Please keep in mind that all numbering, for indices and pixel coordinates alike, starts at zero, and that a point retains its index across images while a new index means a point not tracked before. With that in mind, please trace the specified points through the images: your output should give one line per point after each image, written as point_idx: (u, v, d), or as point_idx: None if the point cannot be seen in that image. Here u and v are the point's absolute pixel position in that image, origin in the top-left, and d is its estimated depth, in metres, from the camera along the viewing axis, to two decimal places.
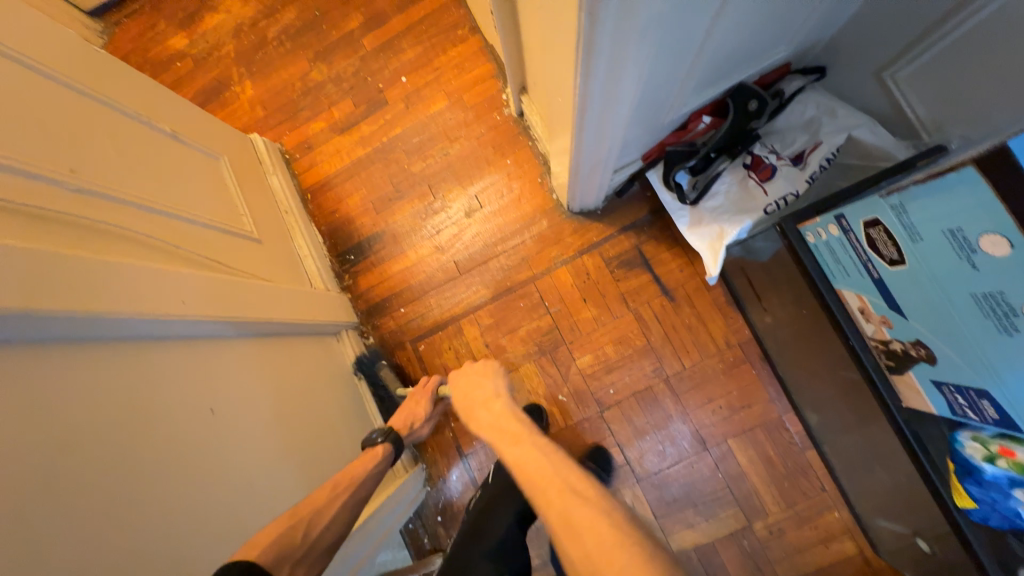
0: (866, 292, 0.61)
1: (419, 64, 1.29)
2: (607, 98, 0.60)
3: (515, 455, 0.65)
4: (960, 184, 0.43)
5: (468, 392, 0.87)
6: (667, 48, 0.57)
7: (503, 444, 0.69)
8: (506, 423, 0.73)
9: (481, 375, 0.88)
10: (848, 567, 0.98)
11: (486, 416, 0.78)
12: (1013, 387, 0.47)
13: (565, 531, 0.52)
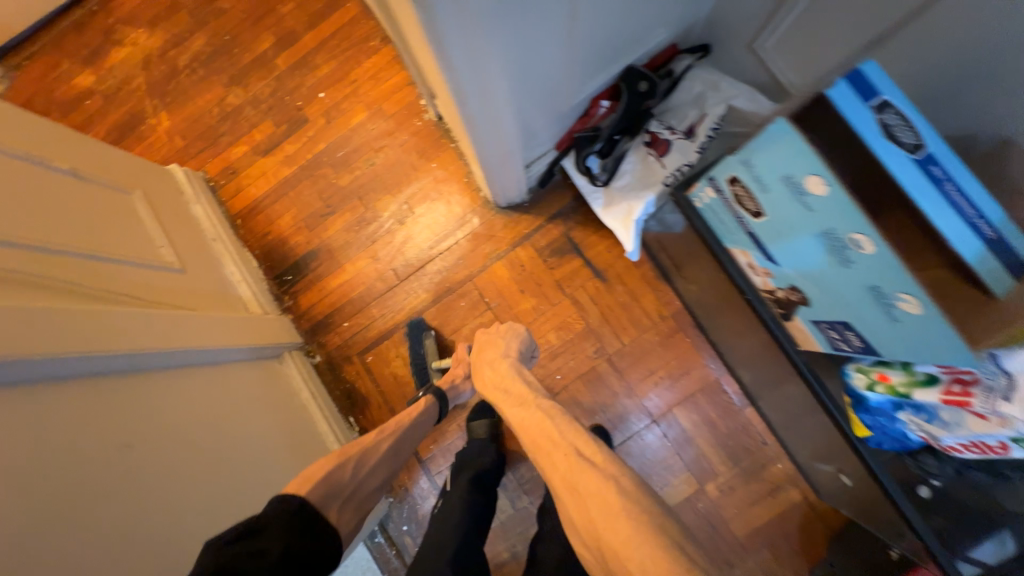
0: (747, 247, 0.64)
1: (335, 78, 1.30)
2: (480, 88, 0.62)
3: (518, 416, 0.72)
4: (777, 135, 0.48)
5: (481, 354, 0.92)
6: (529, 35, 0.60)
7: (507, 407, 0.76)
8: (511, 386, 0.79)
9: (495, 339, 0.94)
10: (794, 513, 1.02)
11: (493, 377, 0.83)
12: (865, 314, 0.50)
13: (571, 495, 0.56)
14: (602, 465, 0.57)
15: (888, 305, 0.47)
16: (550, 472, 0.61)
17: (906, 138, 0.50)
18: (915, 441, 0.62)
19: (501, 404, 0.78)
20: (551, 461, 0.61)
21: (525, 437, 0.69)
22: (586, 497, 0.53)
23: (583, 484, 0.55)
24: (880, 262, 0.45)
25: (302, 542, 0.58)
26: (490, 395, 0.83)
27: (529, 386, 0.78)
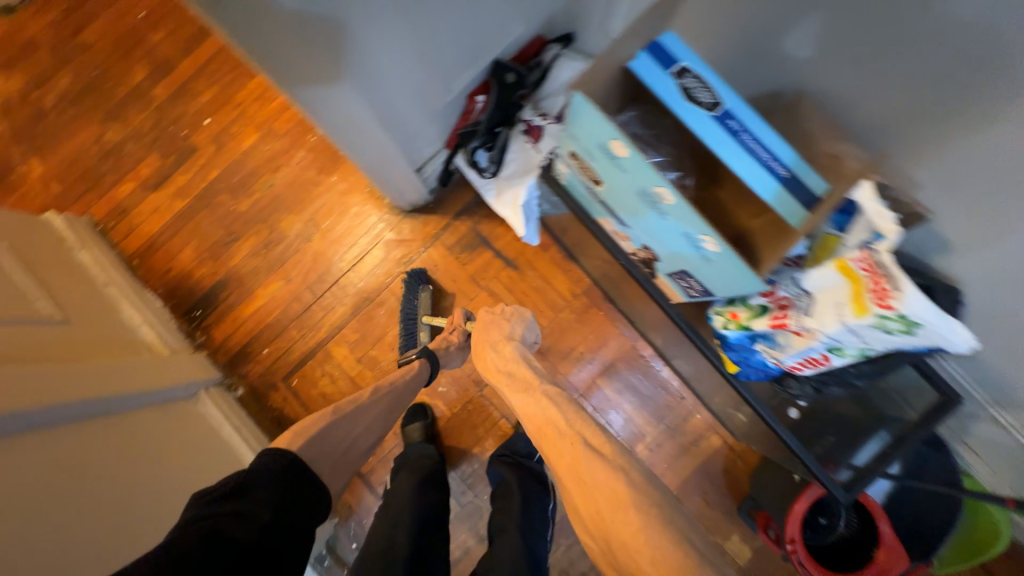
0: (605, 215, 0.69)
1: (219, 103, 1.26)
2: (312, 81, 0.65)
3: (524, 403, 0.70)
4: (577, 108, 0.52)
5: (481, 333, 0.88)
6: (353, 33, 0.63)
7: (513, 394, 0.73)
8: (513, 370, 0.76)
9: (499, 318, 0.88)
10: (718, 458, 1.10)
11: (495, 360, 0.80)
12: (690, 259, 0.56)
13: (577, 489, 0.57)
14: (608, 453, 0.58)
15: (699, 246, 0.52)
16: (556, 460, 0.61)
17: (703, 99, 0.56)
18: (769, 368, 0.69)
19: (504, 389, 0.75)
20: (557, 448, 0.61)
21: (532, 425, 0.68)
22: (595, 483, 0.55)
23: (590, 475, 0.56)
24: (680, 209, 0.50)
25: (292, 496, 0.62)
26: (492, 379, 0.80)
27: (534, 371, 0.75)
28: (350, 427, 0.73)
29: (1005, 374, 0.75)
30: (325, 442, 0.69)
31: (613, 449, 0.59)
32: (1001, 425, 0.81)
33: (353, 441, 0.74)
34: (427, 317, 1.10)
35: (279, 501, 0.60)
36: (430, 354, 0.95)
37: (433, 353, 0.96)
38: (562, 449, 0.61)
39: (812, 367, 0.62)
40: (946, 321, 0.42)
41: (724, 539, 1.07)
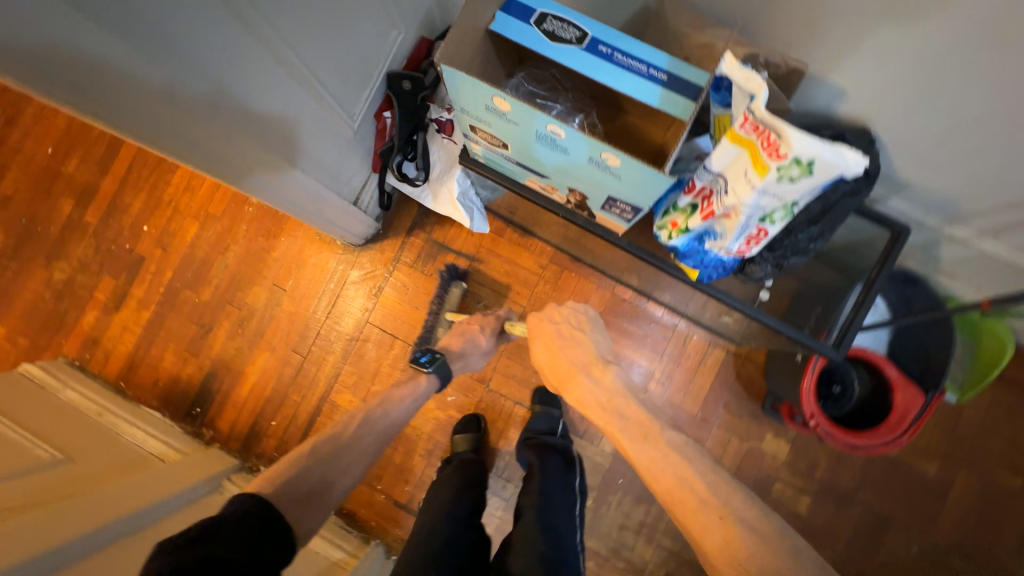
0: (528, 174, 0.72)
1: (151, 208, 1.27)
2: (207, 145, 0.69)
3: (640, 441, 0.73)
4: (449, 79, 0.54)
5: (566, 358, 0.88)
6: (229, 88, 0.65)
7: (625, 432, 0.75)
8: (618, 405, 0.79)
9: (591, 342, 0.89)
10: (728, 368, 1.12)
11: (599, 393, 0.82)
12: (606, 182, 0.58)
13: (704, 533, 0.60)
14: (728, 497, 0.62)
15: (606, 167, 0.54)
16: (689, 511, 0.63)
17: (567, 35, 0.59)
18: (724, 261, 0.71)
19: (608, 424, 0.78)
20: (693, 496, 0.63)
21: (649, 466, 0.70)
22: (746, 541, 0.57)
23: (715, 524, 0.59)
24: (575, 138, 0.52)
25: (262, 528, 0.59)
26: (590, 410, 0.81)
27: (641, 409, 0.78)
28: (331, 465, 0.73)
29: (942, 192, 0.78)
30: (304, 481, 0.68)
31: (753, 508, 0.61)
32: (957, 240, 0.85)
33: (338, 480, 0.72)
34: (449, 316, 1.13)
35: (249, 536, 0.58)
36: (443, 372, 0.93)
37: (447, 366, 0.94)
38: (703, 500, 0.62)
39: (756, 244, 0.64)
40: (834, 148, 0.45)
41: (759, 440, 1.09)
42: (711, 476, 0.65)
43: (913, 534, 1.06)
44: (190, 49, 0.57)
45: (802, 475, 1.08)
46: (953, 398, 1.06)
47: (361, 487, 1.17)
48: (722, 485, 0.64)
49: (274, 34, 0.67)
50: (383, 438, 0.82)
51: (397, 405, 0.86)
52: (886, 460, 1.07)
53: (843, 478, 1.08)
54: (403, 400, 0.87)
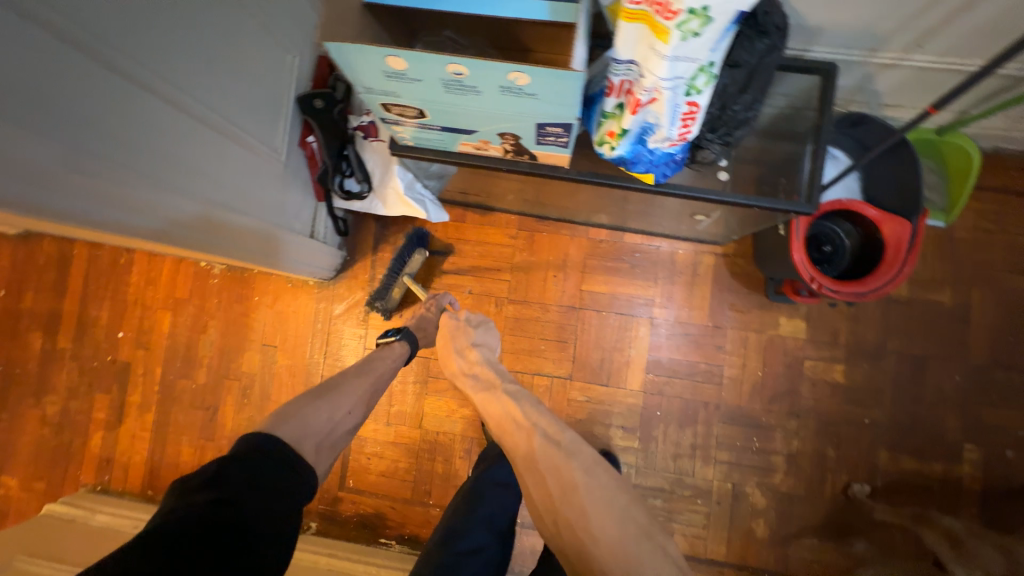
0: (458, 138, 0.71)
1: (120, 313, 1.26)
2: (138, 211, 0.66)
3: (486, 399, 0.79)
4: (337, 58, 0.53)
5: (444, 344, 0.91)
6: (143, 144, 0.63)
7: (479, 394, 0.81)
8: (478, 373, 0.84)
9: (463, 326, 0.91)
10: (721, 269, 1.12)
11: (462, 364, 0.87)
12: (528, 109, 0.57)
13: (533, 473, 0.66)
14: (559, 439, 0.68)
15: (519, 91, 0.53)
16: (514, 454, 0.70)
17: None
18: (673, 154, 0.70)
19: (471, 390, 0.84)
20: (516, 441, 0.70)
21: (491, 418, 0.77)
22: (548, 476, 0.64)
23: (543, 461, 0.66)
24: (478, 71, 0.51)
25: (271, 483, 0.61)
26: (458, 378, 0.87)
27: (494, 371, 0.84)
28: (333, 407, 0.74)
29: (857, 23, 0.78)
30: (310, 423, 0.70)
31: (564, 440, 0.67)
32: (888, 64, 0.86)
33: (339, 422, 0.74)
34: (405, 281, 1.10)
35: (257, 485, 0.60)
36: (411, 340, 0.97)
37: (414, 334, 0.98)
38: (522, 445, 0.69)
39: (693, 126, 0.63)
40: None
41: (775, 328, 1.09)
42: (535, 420, 0.71)
43: (952, 364, 1.05)
44: (83, 110, 0.55)
45: (827, 346, 1.07)
46: (942, 224, 1.06)
47: (414, 508, 1.15)
48: (542, 428, 0.70)
49: (166, 82, 0.65)
50: (372, 389, 0.84)
51: (382, 363, 0.90)
52: (902, 303, 1.07)
53: (867, 335, 1.07)
54: (384, 358, 0.91)
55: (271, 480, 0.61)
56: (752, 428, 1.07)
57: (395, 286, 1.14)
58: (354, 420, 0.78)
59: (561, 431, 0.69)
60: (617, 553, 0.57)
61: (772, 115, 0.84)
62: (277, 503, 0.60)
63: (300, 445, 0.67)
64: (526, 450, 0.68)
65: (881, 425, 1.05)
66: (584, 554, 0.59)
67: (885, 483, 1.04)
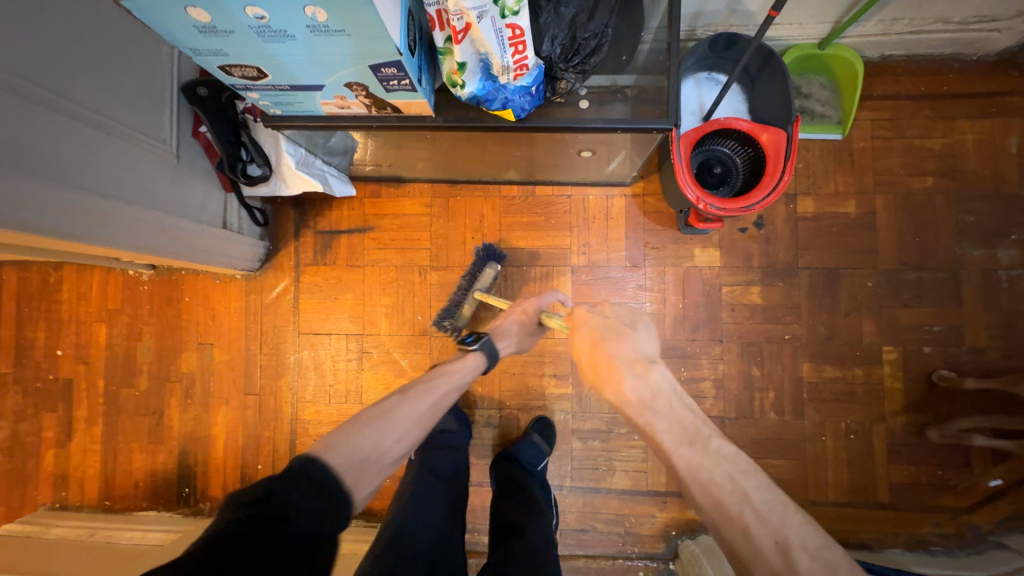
0: (314, 97, 0.72)
1: (57, 331, 1.26)
2: (12, 205, 0.67)
3: (696, 464, 0.56)
4: (143, 17, 0.54)
5: (599, 348, 0.68)
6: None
7: (675, 446, 0.58)
8: (671, 414, 0.60)
9: (623, 328, 0.69)
10: (633, 209, 1.13)
11: (643, 394, 0.62)
12: (350, 49, 0.58)
13: None
14: (827, 557, 0.49)
15: (327, 29, 0.54)
16: (755, 566, 0.50)
17: None
18: (527, 86, 0.71)
19: (659, 438, 0.59)
20: (758, 549, 0.50)
21: (703, 495, 0.55)
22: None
23: None
24: (277, 11, 0.52)
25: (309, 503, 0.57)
26: (630, 413, 0.63)
27: (690, 414, 0.61)
28: (380, 433, 0.70)
29: None
30: (354, 447, 0.66)
31: (848, 571, 0.48)
32: None
33: (385, 450, 0.69)
34: (479, 297, 1.05)
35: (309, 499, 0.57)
36: (489, 353, 0.92)
37: (493, 346, 0.93)
38: (773, 559, 0.49)
39: (528, 52, 0.65)
40: None
41: (690, 259, 1.11)
42: (786, 523, 0.52)
43: (863, 272, 1.07)
44: None
45: (741, 270, 1.09)
46: (840, 135, 1.08)
47: None
48: (800, 540, 0.50)
49: (24, 79, 0.67)
50: (428, 413, 0.78)
51: (448, 380, 0.83)
52: (810, 219, 1.08)
53: (779, 254, 1.09)
54: (451, 375, 0.85)
55: (320, 500, 0.58)
56: (679, 358, 1.09)
57: (467, 302, 1.08)
58: (405, 447, 0.72)
59: (830, 550, 0.50)
60: None
61: (644, 45, 0.85)
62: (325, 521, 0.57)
63: (344, 474, 0.63)
64: (783, 570, 0.49)
65: (801, 339, 1.07)
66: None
67: (811, 395, 1.06)
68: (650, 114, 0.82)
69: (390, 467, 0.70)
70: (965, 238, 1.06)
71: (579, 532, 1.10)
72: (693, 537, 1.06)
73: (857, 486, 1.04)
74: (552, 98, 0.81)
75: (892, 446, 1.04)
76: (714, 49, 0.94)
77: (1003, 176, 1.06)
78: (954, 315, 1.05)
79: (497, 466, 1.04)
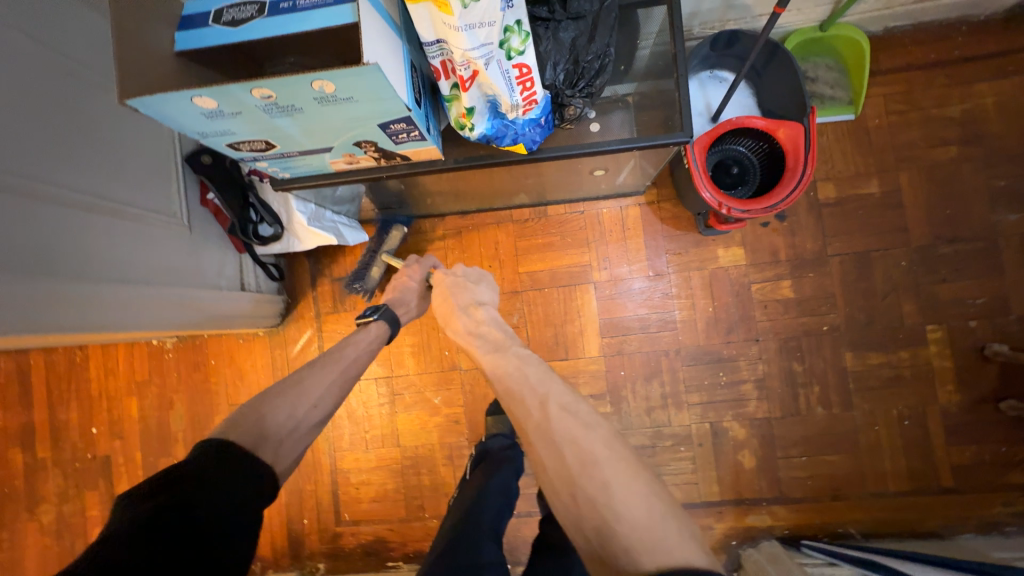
0: (323, 159, 0.71)
1: (89, 409, 1.27)
2: (20, 306, 0.65)
3: (495, 362, 0.69)
4: (149, 112, 0.53)
5: (443, 302, 0.83)
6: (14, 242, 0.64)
7: (483, 353, 0.73)
8: (487, 335, 0.75)
9: (464, 283, 0.83)
10: (649, 216, 1.10)
11: (466, 326, 0.78)
12: (359, 112, 0.57)
13: (541, 439, 0.58)
14: (578, 407, 0.60)
15: (334, 98, 0.53)
16: (523, 423, 0.62)
17: (247, 14, 0.57)
18: (536, 118, 0.69)
19: (475, 351, 0.74)
20: (525, 409, 0.62)
21: (500, 385, 0.67)
22: (564, 446, 0.57)
23: (559, 431, 0.58)
24: (284, 89, 0.51)
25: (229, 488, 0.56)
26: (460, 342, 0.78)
27: (502, 332, 0.75)
28: (293, 403, 0.69)
29: None
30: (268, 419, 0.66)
31: (583, 411, 0.60)
32: None
33: (303, 416, 0.69)
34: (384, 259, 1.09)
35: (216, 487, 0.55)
36: (390, 319, 0.88)
37: (393, 314, 0.89)
38: (535, 413, 0.60)
39: (536, 86, 0.63)
40: None
41: (715, 262, 1.08)
42: (549, 388, 0.63)
43: (896, 252, 1.03)
44: None
45: (769, 265, 1.06)
46: (852, 116, 1.04)
47: (413, 524, 1.15)
48: (557, 396, 0.61)
49: (31, 179, 0.66)
50: (341, 378, 0.77)
51: (353, 350, 0.81)
52: (834, 204, 1.05)
53: (806, 244, 1.05)
54: (355, 345, 0.82)
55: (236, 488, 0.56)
56: (715, 363, 1.07)
57: (375, 266, 1.12)
58: (324, 412, 0.72)
59: (577, 401, 0.61)
60: (641, 529, 0.50)
61: (644, 52, 0.83)
62: (241, 515, 0.55)
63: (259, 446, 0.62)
64: (540, 420, 0.60)
65: (840, 329, 1.04)
66: (602, 529, 0.51)
67: (858, 385, 1.03)
68: (662, 126, 0.80)
69: (309, 437, 0.70)
70: (998, 203, 1.02)
71: None
72: (754, 546, 1.03)
73: (918, 473, 1.01)
74: (560, 125, 0.79)
75: (949, 427, 1.00)
76: (715, 47, 0.91)
77: None
78: (997, 284, 1.01)
79: None
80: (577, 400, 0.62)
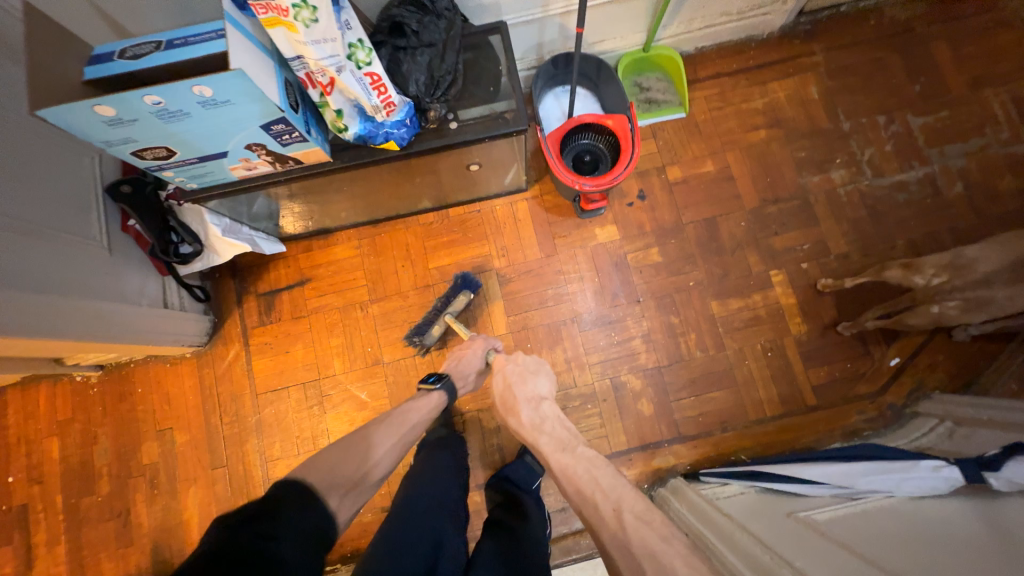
0: (223, 164, 0.84)
1: (6, 456, 1.24)
2: None
3: (563, 461, 0.76)
4: (60, 122, 0.66)
5: (507, 390, 0.91)
6: None
7: (549, 451, 0.80)
8: (552, 431, 0.83)
9: (523, 372, 0.92)
10: (535, 207, 1.29)
11: (530, 418, 0.86)
12: (240, 114, 0.73)
13: (624, 555, 0.62)
14: (655, 521, 0.64)
15: (215, 102, 0.69)
16: (601, 531, 0.67)
17: (146, 50, 0.72)
18: (401, 119, 0.86)
19: (542, 448, 0.81)
20: (602, 516, 0.67)
21: (571, 486, 0.74)
22: (645, 563, 0.59)
23: (638, 545, 0.61)
24: (170, 95, 0.66)
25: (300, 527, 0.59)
26: (523, 437, 0.86)
27: (566, 431, 0.83)
28: (359, 456, 0.76)
29: None
30: (339, 470, 0.72)
31: (657, 522, 0.63)
32: (564, 12, 1.07)
33: (368, 470, 0.76)
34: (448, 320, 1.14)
35: (300, 535, 0.59)
36: (450, 389, 0.97)
37: (453, 384, 0.98)
38: (611, 523, 0.66)
39: (391, 91, 0.81)
40: None
41: (594, 239, 1.26)
42: (622, 495, 0.69)
43: (735, 214, 1.25)
44: None
45: (638, 237, 1.25)
46: (684, 114, 1.30)
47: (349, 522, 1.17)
48: (631, 505, 0.67)
49: None
50: (402, 440, 0.84)
51: (411, 417, 0.88)
52: (681, 182, 1.28)
53: (665, 216, 1.26)
54: (411, 412, 0.90)
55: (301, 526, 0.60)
56: (608, 325, 1.21)
57: (437, 323, 1.17)
58: (382, 472, 0.79)
59: (649, 510, 0.66)
60: None
61: (506, 78, 0.99)
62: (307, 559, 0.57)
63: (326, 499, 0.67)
64: (615, 530, 0.65)
65: (703, 283, 1.22)
66: None
67: (725, 327, 1.20)
68: (507, 117, 0.96)
69: (368, 492, 0.75)
70: (805, 169, 1.28)
71: (560, 511, 1.15)
72: (662, 485, 1.12)
73: (787, 396, 1.16)
74: (426, 126, 0.94)
75: (805, 353, 1.18)
76: (557, 66, 1.15)
77: (815, 115, 1.31)
78: (815, 231, 1.24)
79: (491, 488, 1.12)
80: (652, 509, 0.66)
